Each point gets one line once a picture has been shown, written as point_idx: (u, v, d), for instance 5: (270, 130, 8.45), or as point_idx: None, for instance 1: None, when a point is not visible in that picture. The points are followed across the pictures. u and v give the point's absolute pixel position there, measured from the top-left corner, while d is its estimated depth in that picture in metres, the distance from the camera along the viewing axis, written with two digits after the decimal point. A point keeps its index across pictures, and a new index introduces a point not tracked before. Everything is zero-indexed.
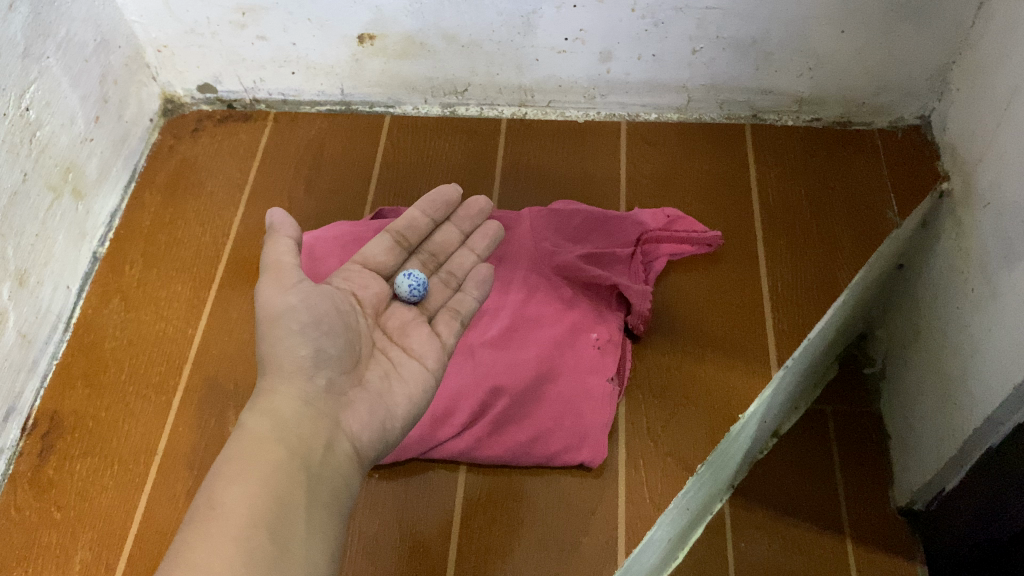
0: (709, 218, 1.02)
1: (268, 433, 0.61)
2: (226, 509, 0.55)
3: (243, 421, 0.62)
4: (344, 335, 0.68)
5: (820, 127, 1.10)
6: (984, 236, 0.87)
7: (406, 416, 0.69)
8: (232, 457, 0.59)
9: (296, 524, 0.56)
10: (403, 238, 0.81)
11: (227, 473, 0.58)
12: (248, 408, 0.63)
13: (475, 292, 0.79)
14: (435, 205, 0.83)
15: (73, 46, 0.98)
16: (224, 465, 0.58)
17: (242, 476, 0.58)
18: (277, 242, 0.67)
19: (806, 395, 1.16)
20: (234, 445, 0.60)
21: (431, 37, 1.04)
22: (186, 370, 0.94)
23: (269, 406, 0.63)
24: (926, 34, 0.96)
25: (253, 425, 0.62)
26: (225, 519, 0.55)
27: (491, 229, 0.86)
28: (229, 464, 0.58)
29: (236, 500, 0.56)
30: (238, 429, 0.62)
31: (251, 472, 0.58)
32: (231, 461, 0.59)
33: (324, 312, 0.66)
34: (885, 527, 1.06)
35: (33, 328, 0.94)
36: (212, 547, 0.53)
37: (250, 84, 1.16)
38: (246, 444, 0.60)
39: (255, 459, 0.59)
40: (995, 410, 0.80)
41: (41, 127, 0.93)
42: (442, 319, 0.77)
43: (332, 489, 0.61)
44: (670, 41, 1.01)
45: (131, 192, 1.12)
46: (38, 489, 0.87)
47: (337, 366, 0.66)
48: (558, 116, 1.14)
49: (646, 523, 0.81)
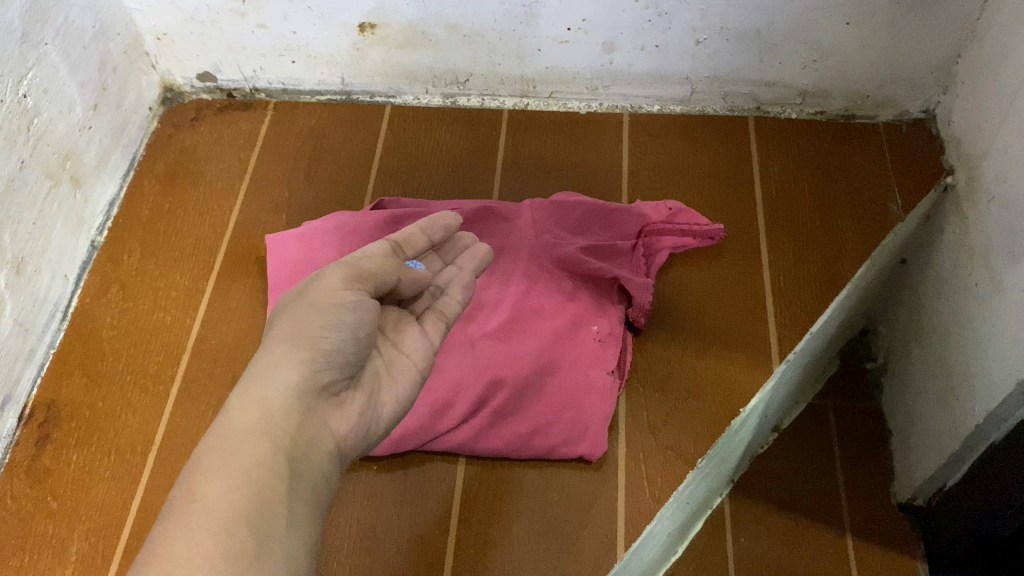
0: (712, 211, 1.01)
1: (255, 424, 0.59)
2: (207, 502, 0.54)
3: (229, 408, 0.61)
4: (369, 345, 0.66)
5: (824, 119, 1.09)
6: (988, 230, 0.86)
7: (390, 419, 0.69)
8: (214, 448, 0.58)
9: (275, 521, 0.55)
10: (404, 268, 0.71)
11: (208, 465, 0.56)
12: (238, 394, 0.61)
13: (460, 294, 0.77)
14: (434, 226, 0.77)
15: (72, 32, 0.97)
16: (206, 457, 0.57)
17: (224, 469, 0.56)
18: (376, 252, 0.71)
19: (807, 390, 1.16)
20: (218, 435, 0.59)
21: (432, 27, 1.03)
22: (183, 361, 0.93)
23: (260, 396, 0.60)
24: (932, 26, 0.95)
25: (240, 416, 0.59)
26: (206, 516, 0.53)
27: (481, 251, 0.81)
28: (211, 457, 0.57)
29: (217, 493, 0.55)
30: (224, 414, 0.60)
31: (235, 467, 0.57)
32: (215, 453, 0.57)
33: (367, 321, 0.66)
34: (884, 526, 1.05)
35: (30, 317, 0.93)
36: (191, 540, 0.52)
37: (250, 73, 1.15)
38: (229, 434, 0.58)
39: (237, 452, 0.57)
40: (996, 405, 0.80)
41: (39, 114, 0.92)
42: (428, 320, 0.74)
43: (312, 487, 0.59)
44: (674, 32, 1.00)
45: (129, 181, 1.11)
46: (34, 478, 0.86)
47: (343, 368, 0.64)
48: (560, 108, 1.13)
49: (645, 516, 0.80)
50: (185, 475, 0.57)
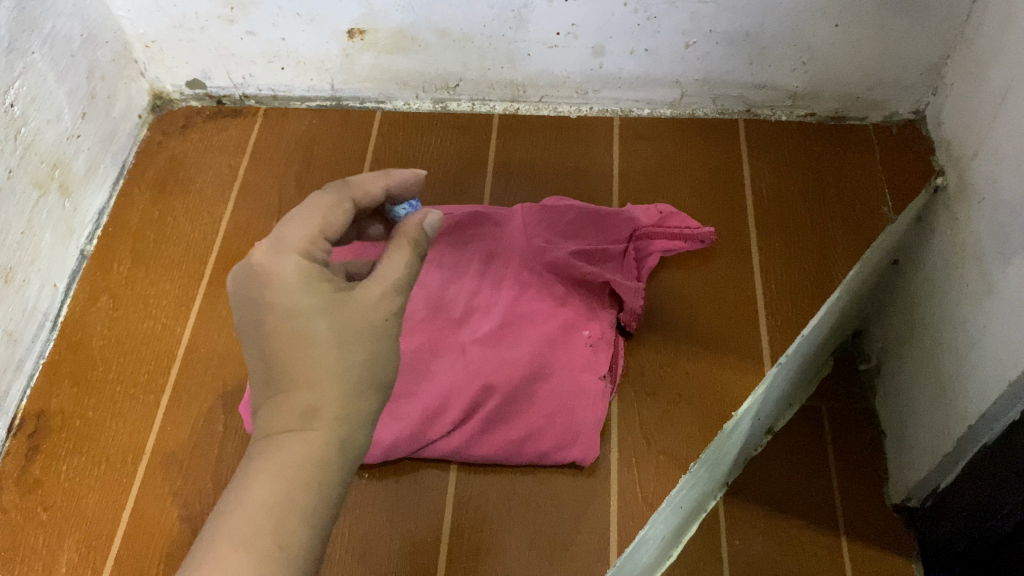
0: (703, 215, 1.01)
1: (336, 464, 0.55)
2: (286, 546, 0.51)
3: (307, 439, 0.54)
4: None
5: (814, 122, 1.09)
6: (979, 231, 0.86)
7: None
8: (293, 479, 0.53)
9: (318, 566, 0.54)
10: (429, 238, 0.64)
11: (290, 502, 0.52)
12: (319, 426, 0.55)
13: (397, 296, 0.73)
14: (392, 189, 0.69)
15: (60, 41, 0.97)
16: (286, 495, 0.52)
17: (302, 508, 0.52)
18: (400, 245, 0.62)
19: (801, 391, 1.16)
20: (296, 468, 0.53)
21: (422, 32, 1.03)
22: (174, 369, 0.93)
23: (348, 437, 0.56)
24: (921, 28, 0.95)
25: (323, 453, 0.54)
26: (281, 565, 0.50)
27: None
28: (293, 497, 0.52)
29: (299, 539, 0.51)
30: (302, 438, 0.54)
31: (310, 510, 0.52)
32: (298, 495, 0.52)
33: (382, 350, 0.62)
34: (878, 528, 1.05)
35: (19, 326, 0.92)
36: None
37: (239, 80, 1.15)
38: (311, 473, 0.53)
39: (316, 491, 0.53)
40: (990, 407, 0.80)
41: (26, 123, 0.92)
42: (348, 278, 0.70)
43: None
44: (664, 35, 1.00)
45: (119, 189, 1.11)
46: (24, 489, 0.86)
47: None
48: (551, 112, 1.13)
49: (638, 521, 0.80)
50: (251, 509, 0.51)
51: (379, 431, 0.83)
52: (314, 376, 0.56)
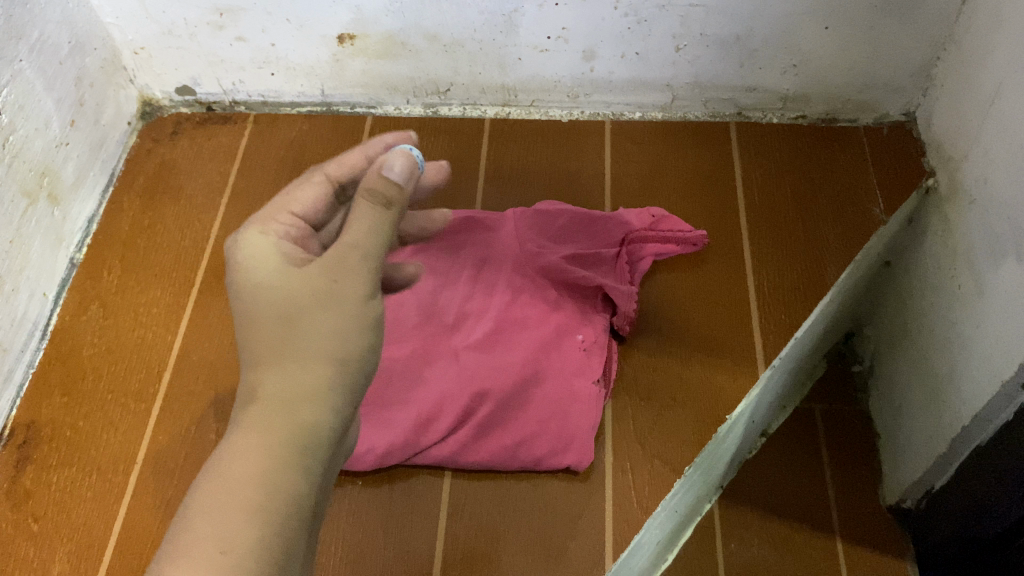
0: (696, 218, 1.01)
1: (290, 450, 0.50)
2: (228, 549, 0.46)
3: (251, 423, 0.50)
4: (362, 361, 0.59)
5: (805, 124, 1.09)
6: (972, 234, 0.85)
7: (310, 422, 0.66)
8: (236, 473, 0.48)
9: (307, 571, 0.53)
10: (395, 179, 0.55)
11: (230, 501, 0.47)
12: (263, 408, 0.51)
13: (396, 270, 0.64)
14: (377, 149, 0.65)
15: (47, 48, 0.96)
16: (226, 491, 0.47)
17: (244, 505, 0.47)
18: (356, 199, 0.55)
19: (795, 394, 1.16)
20: (240, 458, 0.49)
21: (412, 37, 1.03)
22: (165, 378, 0.92)
23: (302, 417, 0.50)
24: (910, 29, 0.95)
25: (270, 439, 0.50)
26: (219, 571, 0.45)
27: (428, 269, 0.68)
28: (234, 492, 0.48)
29: (241, 541, 0.46)
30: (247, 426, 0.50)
31: (257, 507, 0.47)
32: (245, 489, 0.48)
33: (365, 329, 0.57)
34: (872, 528, 1.06)
35: (9, 336, 0.92)
36: None
37: (229, 86, 1.14)
38: (257, 464, 0.49)
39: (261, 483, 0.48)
40: (982, 407, 0.80)
41: (15, 132, 0.91)
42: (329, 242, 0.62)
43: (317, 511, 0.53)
44: (654, 39, 1.00)
45: (108, 197, 1.10)
46: (14, 500, 0.85)
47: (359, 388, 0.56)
48: (542, 116, 1.13)
49: (634, 526, 0.80)
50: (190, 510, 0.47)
51: (372, 438, 0.82)
52: (264, 358, 0.52)
